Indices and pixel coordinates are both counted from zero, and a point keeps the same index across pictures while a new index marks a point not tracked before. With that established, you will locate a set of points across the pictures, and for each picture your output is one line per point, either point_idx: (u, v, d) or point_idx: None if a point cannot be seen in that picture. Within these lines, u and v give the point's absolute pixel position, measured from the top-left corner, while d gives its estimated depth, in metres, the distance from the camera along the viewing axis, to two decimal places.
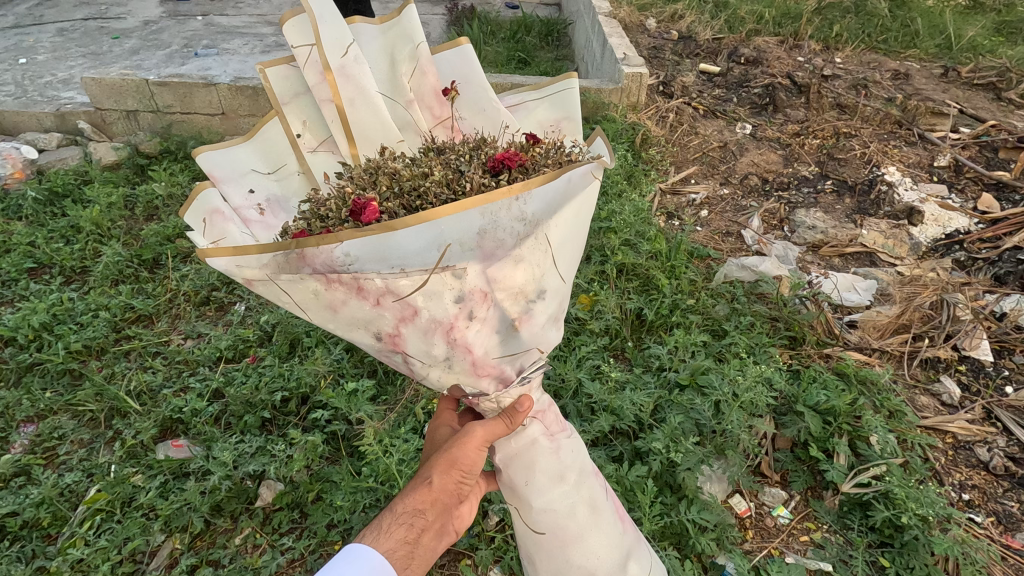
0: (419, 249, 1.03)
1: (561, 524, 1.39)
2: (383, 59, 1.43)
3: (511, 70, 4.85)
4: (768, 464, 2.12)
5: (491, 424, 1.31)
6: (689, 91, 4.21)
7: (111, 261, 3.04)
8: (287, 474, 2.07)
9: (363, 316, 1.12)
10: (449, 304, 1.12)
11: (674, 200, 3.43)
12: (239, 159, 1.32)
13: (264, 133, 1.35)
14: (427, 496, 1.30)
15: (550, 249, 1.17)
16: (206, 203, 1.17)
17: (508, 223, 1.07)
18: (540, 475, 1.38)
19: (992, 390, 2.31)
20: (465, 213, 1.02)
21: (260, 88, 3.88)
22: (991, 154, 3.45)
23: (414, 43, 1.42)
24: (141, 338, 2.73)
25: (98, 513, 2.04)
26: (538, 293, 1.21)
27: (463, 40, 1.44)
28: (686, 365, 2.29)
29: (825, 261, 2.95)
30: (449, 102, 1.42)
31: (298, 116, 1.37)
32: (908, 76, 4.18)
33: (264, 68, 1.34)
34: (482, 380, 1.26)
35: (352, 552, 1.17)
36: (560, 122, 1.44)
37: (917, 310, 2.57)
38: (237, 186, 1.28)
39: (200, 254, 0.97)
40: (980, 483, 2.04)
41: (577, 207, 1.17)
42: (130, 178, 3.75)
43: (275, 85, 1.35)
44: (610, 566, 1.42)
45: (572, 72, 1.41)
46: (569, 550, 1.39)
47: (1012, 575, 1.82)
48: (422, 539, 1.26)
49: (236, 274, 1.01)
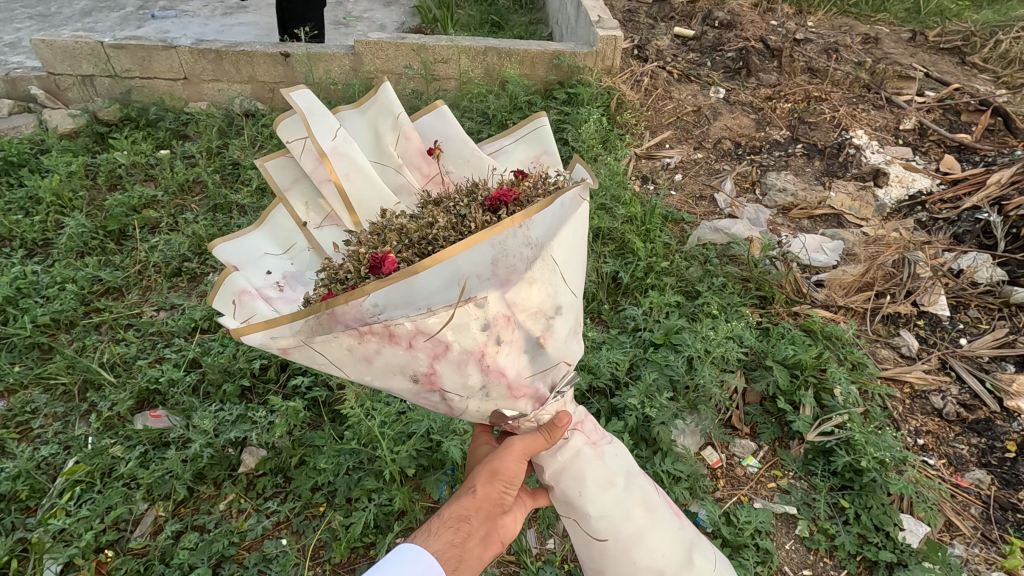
0: (440, 287, 1.06)
1: (621, 528, 1.36)
2: (368, 135, 1.41)
3: (484, 34, 4.75)
4: (738, 417, 2.22)
5: (531, 437, 1.32)
6: (663, 55, 4.19)
7: (76, 232, 2.95)
8: (269, 440, 2.09)
9: (399, 360, 1.12)
10: (476, 332, 1.13)
11: (649, 164, 3.46)
12: (254, 245, 1.32)
13: (273, 218, 1.36)
14: (472, 503, 1.30)
15: (557, 267, 1.20)
16: (232, 285, 1.18)
17: (518, 248, 1.10)
18: (590, 484, 1.36)
19: (947, 342, 2.43)
20: (476, 247, 1.05)
21: (223, 51, 3.73)
22: (954, 117, 3.54)
23: (394, 116, 1.40)
24: (111, 311, 2.68)
25: (78, 484, 2.03)
26: (555, 309, 1.23)
27: (438, 102, 1.44)
28: (661, 326, 2.36)
29: (794, 223, 3.03)
30: (436, 160, 1.40)
31: (301, 200, 1.35)
32: (877, 40, 4.22)
33: (262, 161, 1.34)
34: (520, 401, 1.27)
35: (403, 552, 1.15)
36: (540, 158, 1.43)
37: (880, 269, 2.67)
38: (255, 269, 1.27)
39: (236, 334, 1.03)
40: (934, 429, 2.17)
41: (575, 224, 1.21)
42: (90, 146, 3.61)
43: (277, 176, 1.36)
44: (677, 563, 1.38)
45: (540, 110, 1.44)
46: (634, 553, 1.36)
47: (959, 510, 1.96)
48: (469, 544, 1.24)
49: (272, 345, 1.06)
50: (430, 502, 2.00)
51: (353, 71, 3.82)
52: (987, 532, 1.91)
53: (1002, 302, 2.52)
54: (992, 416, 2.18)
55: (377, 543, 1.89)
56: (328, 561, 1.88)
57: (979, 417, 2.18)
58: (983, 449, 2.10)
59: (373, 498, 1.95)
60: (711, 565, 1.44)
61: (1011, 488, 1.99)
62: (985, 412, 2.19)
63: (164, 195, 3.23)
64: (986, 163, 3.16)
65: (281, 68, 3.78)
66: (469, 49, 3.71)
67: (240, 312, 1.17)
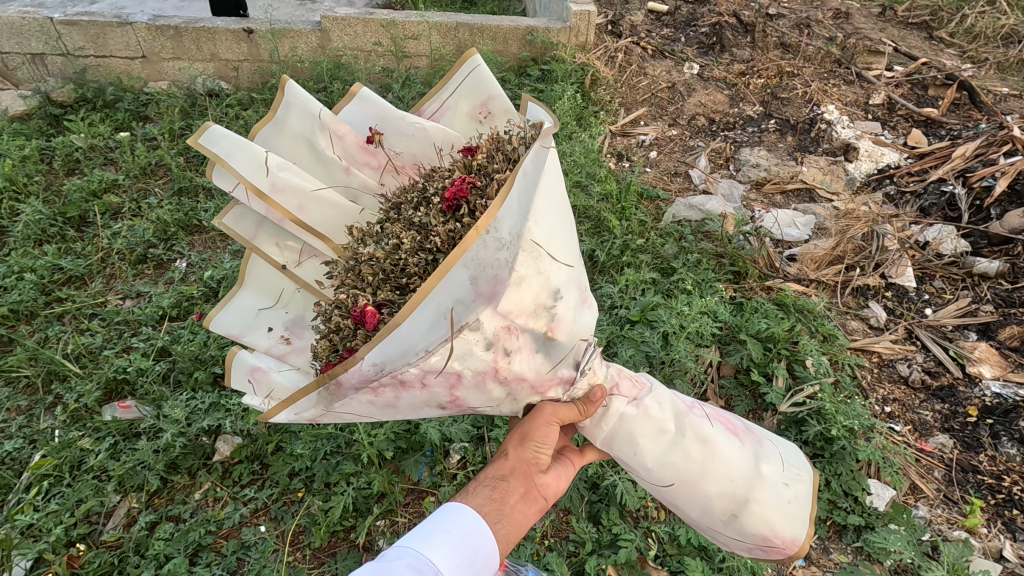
0: (431, 327, 1.04)
1: (682, 468, 1.38)
2: (302, 149, 1.42)
3: (456, 10, 4.62)
4: (713, 390, 2.24)
5: (565, 407, 1.32)
6: (637, 31, 4.16)
7: (32, 219, 2.82)
8: (244, 428, 2.07)
9: (419, 397, 1.13)
10: (482, 354, 1.09)
11: (624, 141, 3.45)
12: (247, 305, 1.42)
13: (253, 273, 1.43)
14: (506, 464, 1.31)
15: (541, 252, 1.11)
16: (243, 363, 1.32)
17: (493, 255, 1.04)
18: (642, 440, 1.40)
19: (913, 313, 2.50)
20: (449, 272, 1.01)
21: (183, 28, 3.57)
22: (921, 92, 3.56)
23: (317, 119, 1.41)
24: (73, 300, 2.58)
25: (45, 479, 1.98)
26: (555, 297, 1.17)
27: (357, 86, 1.47)
28: (637, 302, 2.38)
29: (768, 199, 3.05)
30: (379, 146, 1.40)
31: (271, 241, 1.40)
32: (848, 15, 4.23)
33: (220, 220, 1.39)
34: (548, 393, 1.29)
35: (448, 509, 1.20)
36: (488, 103, 1.39)
37: (850, 242, 2.71)
38: (259, 331, 1.37)
39: (264, 417, 1.17)
40: (900, 396, 2.24)
41: (546, 198, 1.12)
42: (44, 129, 3.45)
43: (239, 228, 1.39)
44: (748, 479, 1.38)
45: (472, 51, 1.39)
46: (703, 485, 1.38)
47: (923, 474, 2.04)
48: (508, 500, 1.26)
49: (302, 417, 1.17)
50: (409, 483, 2.00)
51: (321, 48, 3.70)
52: (949, 493, 1.99)
53: (965, 273, 2.58)
54: (955, 382, 2.25)
55: (357, 526, 1.89)
56: (308, 546, 1.88)
57: (943, 384, 2.26)
58: (946, 414, 2.18)
59: (351, 481, 1.94)
60: (779, 466, 1.44)
61: (972, 451, 2.07)
62: (949, 378, 2.26)
63: (125, 178, 3.10)
64: (951, 137, 3.19)
65: (244, 45, 3.65)
66: (440, 24, 3.61)
67: (259, 386, 1.32)
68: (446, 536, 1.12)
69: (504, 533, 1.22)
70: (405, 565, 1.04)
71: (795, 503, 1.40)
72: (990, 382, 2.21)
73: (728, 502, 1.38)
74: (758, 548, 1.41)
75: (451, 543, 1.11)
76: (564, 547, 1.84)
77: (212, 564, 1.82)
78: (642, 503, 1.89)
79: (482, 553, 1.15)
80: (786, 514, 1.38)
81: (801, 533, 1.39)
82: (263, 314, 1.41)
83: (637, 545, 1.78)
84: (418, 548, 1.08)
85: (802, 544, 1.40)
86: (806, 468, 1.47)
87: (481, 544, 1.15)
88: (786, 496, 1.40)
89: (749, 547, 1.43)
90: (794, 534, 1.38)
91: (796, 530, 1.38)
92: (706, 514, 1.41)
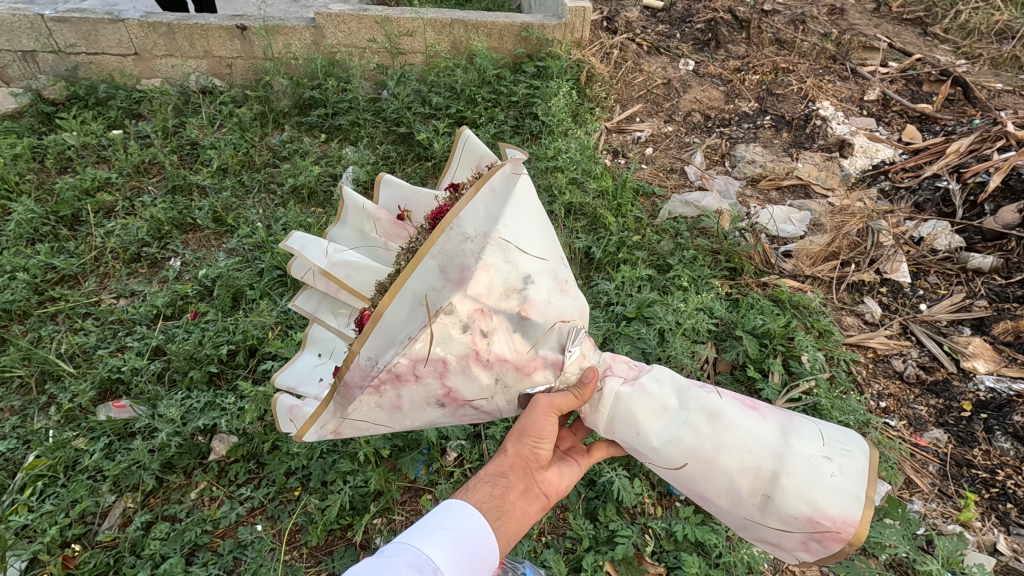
0: (409, 316, 1.08)
1: (692, 446, 1.34)
2: (354, 237, 1.58)
3: (451, 6, 4.60)
4: None
5: (558, 395, 1.27)
6: (632, 27, 4.15)
7: (24, 218, 2.80)
8: (239, 427, 2.06)
9: (418, 394, 1.16)
10: (460, 337, 1.11)
11: (620, 138, 3.44)
12: (306, 364, 1.60)
13: (315, 337, 1.66)
14: (506, 460, 1.31)
15: (509, 244, 1.16)
16: (284, 405, 1.40)
17: (457, 247, 1.10)
18: (644, 418, 1.38)
19: (908, 308, 2.50)
20: (419, 265, 1.08)
21: (175, 24, 3.54)
22: (916, 88, 3.57)
23: (363, 209, 1.58)
24: (67, 300, 2.56)
25: (40, 479, 1.97)
26: (525, 281, 1.19)
27: (384, 174, 1.64)
28: (633, 299, 2.39)
29: (763, 195, 3.05)
30: (407, 221, 1.50)
31: (330, 313, 1.59)
32: (843, 11, 4.24)
33: (292, 302, 1.65)
34: (535, 376, 1.26)
35: (449, 505, 1.20)
36: (482, 164, 1.53)
37: (845, 238, 2.72)
38: (310, 383, 1.51)
39: (295, 437, 1.19)
40: (895, 391, 2.25)
41: (514, 203, 1.21)
42: (35, 127, 3.42)
43: (306, 306, 1.63)
44: (771, 452, 1.31)
45: (461, 129, 1.59)
46: (719, 461, 1.32)
47: (918, 468, 2.05)
48: (509, 496, 1.26)
49: (324, 433, 1.21)
50: (406, 482, 2.00)
51: (315, 44, 3.69)
52: (944, 487, 2.00)
53: (960, 268, 2.60)
54: (949, 377, 2.26)
55: (354, 524, 1.88)
56: (305, 545, 1.87)
57: (937, 378, 2.26)
58: (941, 409, 2.19)
59: (348, 480, 1.93)
60: (815, 441, 1.33)
61: (966, 445, 2.08)
62: (943, 373, 2.27)
63: (118, 177, 3.08)
64: (946, 132, 3.20)
65: (238, 42, 3.64)
66: (435, 20, 3.59)
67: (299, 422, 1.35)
68: (446, 534, 1.13)
69: (505, 531, 1.23)
70: (404, 561, 1.05)
71: (839, 477, 1.27)
72: (984, 377, 2.23)
73: (753, 478, 1.30)
74: (807, 536, 1.28)
75: (451, 541, 1.12)
76: (561, 544, 1.85)
77: (209, 563, 1.81)
78: (640, 499, 1.89)
79: (482, 551, 1.15)
80: (827, 489, 1.26)
81: (855, 511, 1.24)
82: (318, 371, 1.55)
83: (634, 542, 1.79)
84: (419, 545, 1.09)
85: (858, 526, 1.23)
86: (856, 444, 1.33)
87: (481, 542, 1.16)
88: (825, 470, 1.28)
89: (799, 537, 1.29)
90: (842, 511, 1.24)
91: (841, 506, 1.25)
92: (734, 498, 1.33)
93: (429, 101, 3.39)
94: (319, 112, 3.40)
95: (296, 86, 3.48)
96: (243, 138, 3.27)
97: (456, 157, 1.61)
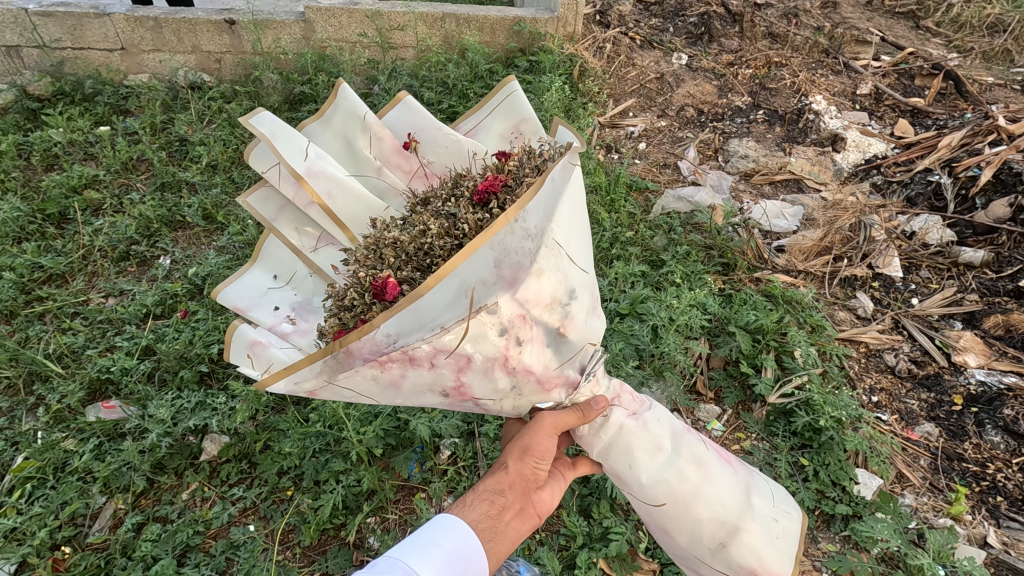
0: (451, 301, 1.04)
1: (676, 488, 1.36)
2: (338, 145, 1.49)
3: None
4: (702, 382, 2.25)
5: (563, 413, 1.30)
6: (625, 21, 4.12)
7: (10, 217, 2.76)
8: (230, 426, 2.05)
9: (426, 379, 1.12)
10: (495, 338, 1.10)
11: (613, 133, 3.43)
12: (254, 281, 1.41)
13: (266, 249, 1.44)
14: (505, 478, 1.31)
15: (562, 251, 1.15)
16: (244, 337, 1.27)
17: (518, 243, 1.07)
18: (639, 454, 1.38)
19: (900, 303, 2.51)
20: (475, 253, 1.03)
21: (162, 19, 3.50)
22: (909, 81, 3.57)
23: (360, 118, 1.47)
24: (54, 299, 2.53)
25: (29, 481, 1.95)
26: (570, 296, 1.20)
27: (404, 95, 1.52)
28: (627, 296, 2.38)
29: (756, 190, 3.05)
30: (414, 153, 1.46)
31: (290, 225, 1.43)
32: (836, 4, 4.22)
33: (244, 198, 1.41)
34: (553, 392, 1.28)
35: (441, 522, 1.21)
36: (519, 126, 1.47)
37: (837, 233, 2.73)
38: (263, 308, 1.35)
39: (260, 385, 1.06)
40: (887, 386, 2.26)
41: (569, 200, 1.17)
42: (21, 124, 3.36)
43: (262, 209, 1.42)
44: (738, 508, 1.38)
45: (510, 77, 1.48)
46: (695, 508, 1.36)
47: (909, 463, 2.06)
48: (504, 516, 1.27)
49: (298, 389, 1.09)
50: (400, 480, 1.98)
51: (304, 39, 3.64)
52: (934, 481, 2.01)
53: (951, 262, 2.60)
54: (940, 371, 2.27)
55: (347, 523, 1.88)
56: (298, 545, 1.86)
57: (929, 372, 2.28)
58: (932, 403, 2.20)
59: (341, 479, 1.93)
60: (770, 502, 1.44)
61: (957, 439, 2.09)
62: (935, 368, 2.28)
63: (106, 174, 3.03)
64: (938, 126, 3.20)
65: (226, 37, 3.59)
66: (426, 15, 3.56)
67: (257, 362, 1.24)
68: (438, 550, 1.13)
69: (497, 551, 1.23)
70: None
71: (784, 539, 1.40)
72: (975, 370, 2.24)
73: (717, 528, 1.36)
74: None
75: (443, 558, 1.12)
76: (555, 541, 1.85)
77: (200, 564, 1.80)
78: None
79: (472, 568, 1.16)
80: (773, 549, 1.38)
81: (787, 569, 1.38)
82: (270, 293, 1.39)
83: (628, 538, 1.79)
84: (410, 561, 1.09)
85: None
86: (793, 507, 1.49)
87: (471, 560, 1.17)
88: (774, 530, 1.40)
89: None
90: (779, 569, 1.37)
91: (781, 565, 1.37)
92: (693, 539, 1.39)
93: (420, 95, 3.36)
94: (308, 107, 3.36)
95: (286, 81, 3.44)
96: (232, 134, 3.22)
97: (488, 107, 1.52)
